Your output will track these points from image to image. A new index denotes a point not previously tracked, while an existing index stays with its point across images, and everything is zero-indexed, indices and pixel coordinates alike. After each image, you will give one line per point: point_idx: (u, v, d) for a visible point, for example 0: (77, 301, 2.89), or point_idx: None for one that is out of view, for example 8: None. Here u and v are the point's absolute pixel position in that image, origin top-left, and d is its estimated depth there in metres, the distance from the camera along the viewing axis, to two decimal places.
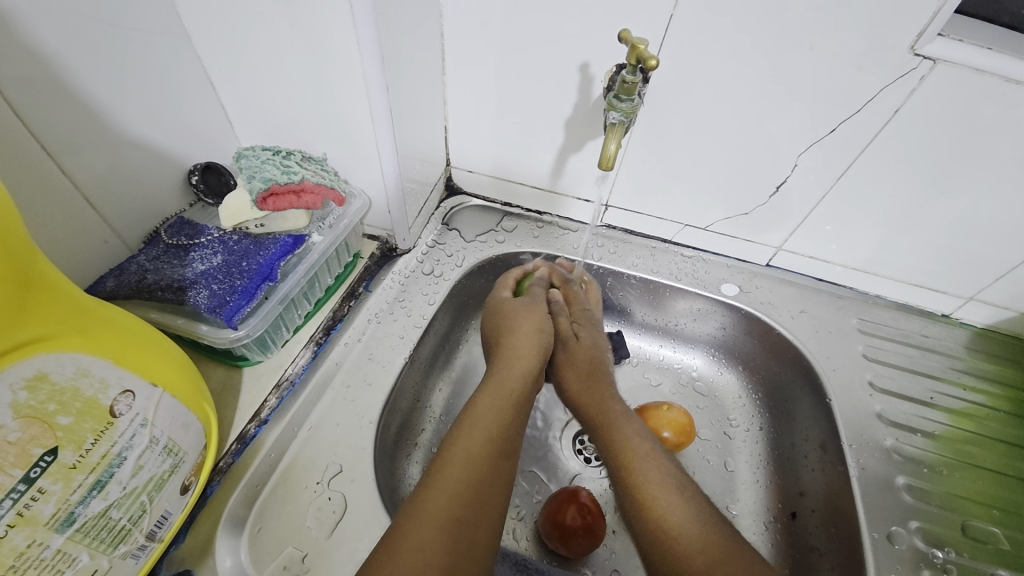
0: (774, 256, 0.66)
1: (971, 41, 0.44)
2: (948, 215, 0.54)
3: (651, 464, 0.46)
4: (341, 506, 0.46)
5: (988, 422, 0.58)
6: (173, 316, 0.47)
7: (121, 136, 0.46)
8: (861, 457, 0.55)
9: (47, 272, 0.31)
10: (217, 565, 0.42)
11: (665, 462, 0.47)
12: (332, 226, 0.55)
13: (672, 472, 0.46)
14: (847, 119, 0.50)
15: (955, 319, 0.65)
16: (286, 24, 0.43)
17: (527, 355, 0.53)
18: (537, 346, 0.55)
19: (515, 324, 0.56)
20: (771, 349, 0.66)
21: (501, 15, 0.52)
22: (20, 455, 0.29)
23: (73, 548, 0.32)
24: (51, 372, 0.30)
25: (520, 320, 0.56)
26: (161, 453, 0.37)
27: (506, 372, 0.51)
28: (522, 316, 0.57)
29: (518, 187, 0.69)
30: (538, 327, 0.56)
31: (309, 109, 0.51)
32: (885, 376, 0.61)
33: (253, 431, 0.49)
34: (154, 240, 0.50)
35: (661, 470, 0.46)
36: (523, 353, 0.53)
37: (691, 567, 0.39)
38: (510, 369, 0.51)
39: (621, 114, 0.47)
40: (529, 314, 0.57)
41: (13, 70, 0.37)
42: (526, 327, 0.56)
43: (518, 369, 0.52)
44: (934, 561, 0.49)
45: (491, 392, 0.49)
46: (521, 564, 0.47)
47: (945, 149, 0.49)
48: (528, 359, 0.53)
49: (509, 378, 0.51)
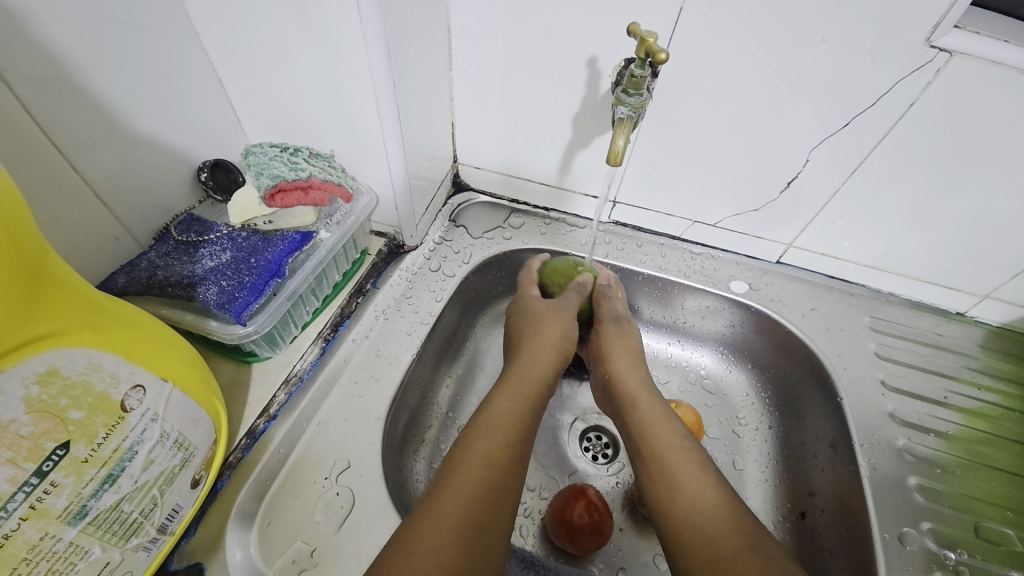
0: (784, 253, 0.65)
1: (987, 33, 0.43)
2: (963, 211, 0.53)
3: (680, 453, 0.45)
4: (349, 501, 0.47)
5: (1002, 421, 0.57)
6: (183, 312, 0.47)
7: (131, 133, 0.47)
8: (872, 457, 0.54)
9: (59, 269, 0.31)
10: (226, 558, 0.43)
11: (696, 449, 0.46)
12: (340, 222, 0.55)
13: (704, 461, 0.45)
14: (860, 113, 0.49)
15: (969, 318, 0.64)
16: (295, 22, 0.43)
17: (546, 358, 0.52)
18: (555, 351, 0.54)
19: (540, 327, 0.54)
20: (781, 346, 0.65)
21: (509, 10, 0.51)
22: (32, 449, 0.29)
23: (85, 540, 0.32)
24: (62, 367, 0.30)
25: (549, 322, 0.55)
26: (171, 447, 0.37)
27: (525, 371, 0.51)
28: (552, 319, 0.55)
29: (526, 184, 0.68)
30: (564, 328, 0.55)
31: (317, 105, 0.51)
32: (897, 375, 0.60)
33: (262, 426, 0.50)
34: (164, 236, 0.51)
35: (691, 455, 0.45)
36: (541, 357, 0.52)
37: (723, 549, 0.38)
38: (530, 370, 0.51)
39: (629, 109, 0.46)
40: (560, 320, 0.55)
41: (25, 69, 0.37)
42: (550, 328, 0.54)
43: (536, 367, 0.51)
44: (945, 562, 0.48)
45: (509, 393, 0.49)
46: (528, 561, 0.47)
47: (960, 143, 0.48)
48: (545, 360, 0.52)
49: (528, 381, 0.50)
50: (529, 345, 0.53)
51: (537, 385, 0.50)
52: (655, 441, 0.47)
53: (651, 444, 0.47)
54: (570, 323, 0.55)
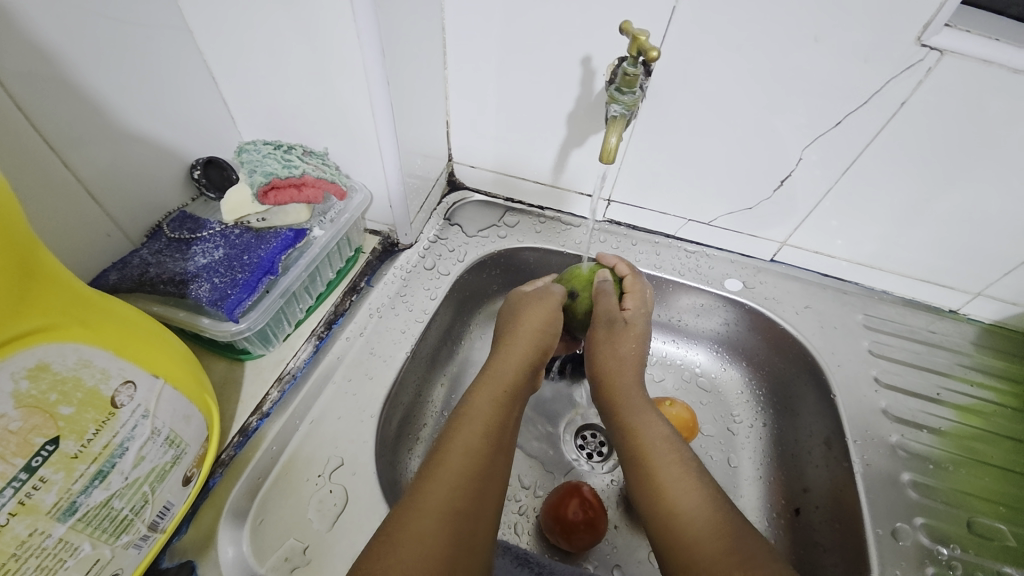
0: (778, 251, 0.66)
1: (978, 32, 0.43)
2: (953, 209, 0.54)
3: (664, 452, 0.46)
4: (343, 499, 0.46)
5: (995, 418, 0.58)
6: (174, 309, 0.46)
7: (123, 130, 0.46)
8: (865, 453, 0.54)
9: (49, 263, 0.31)
10: (219, 556, 0.42)
11: (680, 449, 0.46)
12: (334, 220, 0.55)
13: (687, 460, 0.45)
14: (852, 111, 0.49)
15: (962, 315, 0.64)
16: (289, 20, 0.43)
17: (526, 348, 0.52)
18: (535, 342, 0.53)
19: (522, 320, 0.54)
20: (775, 344, 0.65)
21: (503, 10, 0.51)
22: (22, 444, 0.29)
23: (75, 537, 0.32)
24: (52, 362, 0.30)
25: (532, 311, 0.55)
26: (163, 444, 0.37)
27: (502, 363, 0.51)
28: (535, 308, 0.55)
29: (520, 182, 0.68)
30: (542, 324, 0.54)
31: (310, 103, 0.51)
32: (891, 372, 0.60)
33: (255, 423, 0.49)
34: (157, 234, 0.50)
35: (675, 455, 0.45)
36: (521, 349, 0.52)
37: (705, 551, 0.38)
38: (508, 362, 0.51)
39: (623, 107, 0.47)
40: (540, 308, 0.55)
41: (14, 65, 0.37)
42: (531, 321, 0.54)
43: (515, 359, 0.51)
44: (938, 557, 0.48)
45: (488, 386, 0.48)
46: (522, 558, 0.47)
47: (952, 140, 0.49)
48: (525, 352, 0.52)
49: (507, 371, 0.50)
50: (509, 340, 0.53)
51: (518, 375, 0.50)
52: (638, 441, 0.47)
53: (634, 444, 0.47)
54: (552, 313, 0.55)
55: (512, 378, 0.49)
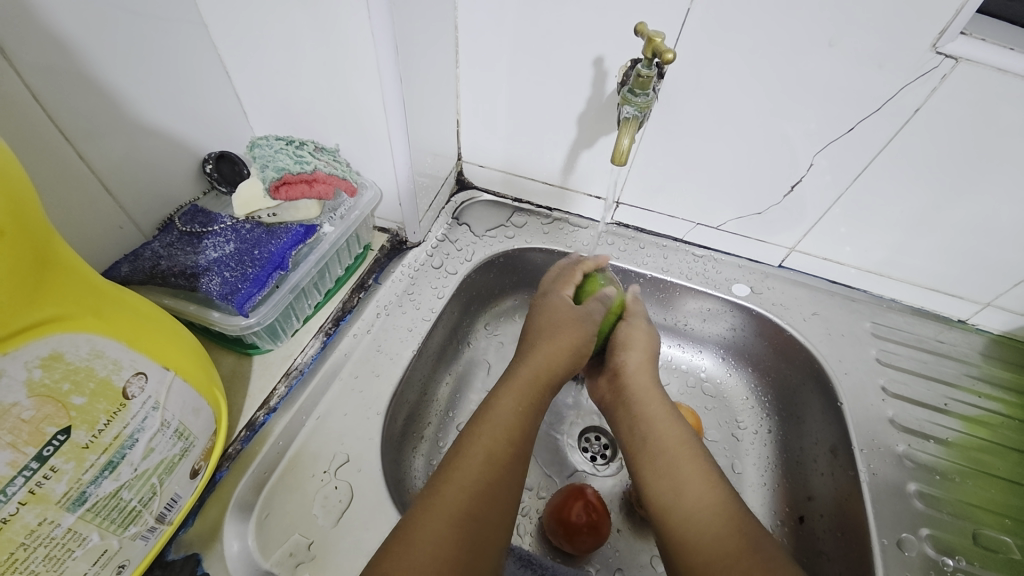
0: (787, 257, 0.65)
1: (994, 40, 0.43)
2: (964, 219, 0.53)
3: (689, 458, 0.45)
4: (347, 495, 0.47)
5: (1002, 429, 0.57)
6: (185, 303, 0.47)
7: (136, 123, 0.47)
8: (872, 462, 0.54)
9: (63, 254, 0.31)
10: (224, 550, 0.43)
11: (703, 456, 0.45)
12: (343, 217, 0.55)
13: (710, 467, 0.45)
14: (863, 118, 0.49)
15: (970, 325, 0.64)
16: (305, 17, 0.43)
17: (558, 360, 0.50)
18: (568, 353, 0.51)
19: (554, 332, 0.52)
20: (781, 350, 0.65)
21: (516, 9, 0.51)
22: (33, 433, 0.29)
23: (83, 527, 0.32)
24: (65, 352, 0.30)
25: (562, 326, 0.52)
26: (171, 436, 0.37)
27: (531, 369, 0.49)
28: (565, 321, 0.53)
29: (529, 183, 0.69)
30: (580, 343, 0.52)
31: (323, 100, 0.51)
32: (898, 381, 0.60)
33: (262, 418, 0.49)
34: (168, 227, 0.50)
35: (700, 463, 0.45)
36: (549, 360, 0.50)
37: (722, 551, 0.38)
38: (533, 369, 0.50)
39: (636, 108, 0.46)
40: (571, 328, 0.52)
41: (33, 57, 0.37)
42: (562, 335, 0.52)
43: (542, 368, 0.49)
44: (943, 568, 0.48)
45: (514, 392, 0.47)
46: (525, 560, 0.47)
47: (964, 149, 0.48)
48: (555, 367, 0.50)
49: (530, 380, 0.49)
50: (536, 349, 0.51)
51: (541, 382, 0.49)
52: (663, 443, 0.47)
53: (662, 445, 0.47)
54: (584, 338, 0.52)
55: (539, 386, 0.48)
